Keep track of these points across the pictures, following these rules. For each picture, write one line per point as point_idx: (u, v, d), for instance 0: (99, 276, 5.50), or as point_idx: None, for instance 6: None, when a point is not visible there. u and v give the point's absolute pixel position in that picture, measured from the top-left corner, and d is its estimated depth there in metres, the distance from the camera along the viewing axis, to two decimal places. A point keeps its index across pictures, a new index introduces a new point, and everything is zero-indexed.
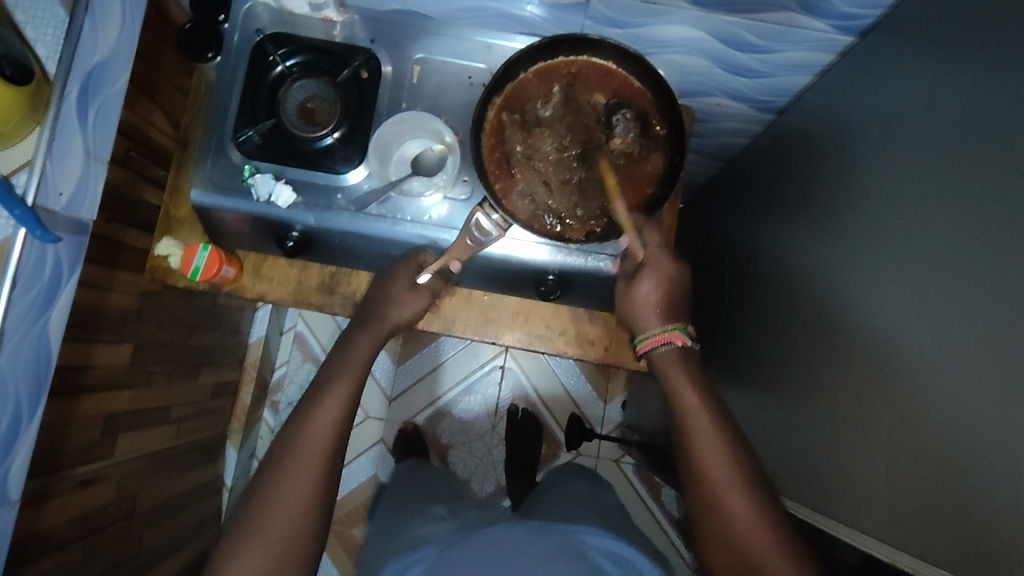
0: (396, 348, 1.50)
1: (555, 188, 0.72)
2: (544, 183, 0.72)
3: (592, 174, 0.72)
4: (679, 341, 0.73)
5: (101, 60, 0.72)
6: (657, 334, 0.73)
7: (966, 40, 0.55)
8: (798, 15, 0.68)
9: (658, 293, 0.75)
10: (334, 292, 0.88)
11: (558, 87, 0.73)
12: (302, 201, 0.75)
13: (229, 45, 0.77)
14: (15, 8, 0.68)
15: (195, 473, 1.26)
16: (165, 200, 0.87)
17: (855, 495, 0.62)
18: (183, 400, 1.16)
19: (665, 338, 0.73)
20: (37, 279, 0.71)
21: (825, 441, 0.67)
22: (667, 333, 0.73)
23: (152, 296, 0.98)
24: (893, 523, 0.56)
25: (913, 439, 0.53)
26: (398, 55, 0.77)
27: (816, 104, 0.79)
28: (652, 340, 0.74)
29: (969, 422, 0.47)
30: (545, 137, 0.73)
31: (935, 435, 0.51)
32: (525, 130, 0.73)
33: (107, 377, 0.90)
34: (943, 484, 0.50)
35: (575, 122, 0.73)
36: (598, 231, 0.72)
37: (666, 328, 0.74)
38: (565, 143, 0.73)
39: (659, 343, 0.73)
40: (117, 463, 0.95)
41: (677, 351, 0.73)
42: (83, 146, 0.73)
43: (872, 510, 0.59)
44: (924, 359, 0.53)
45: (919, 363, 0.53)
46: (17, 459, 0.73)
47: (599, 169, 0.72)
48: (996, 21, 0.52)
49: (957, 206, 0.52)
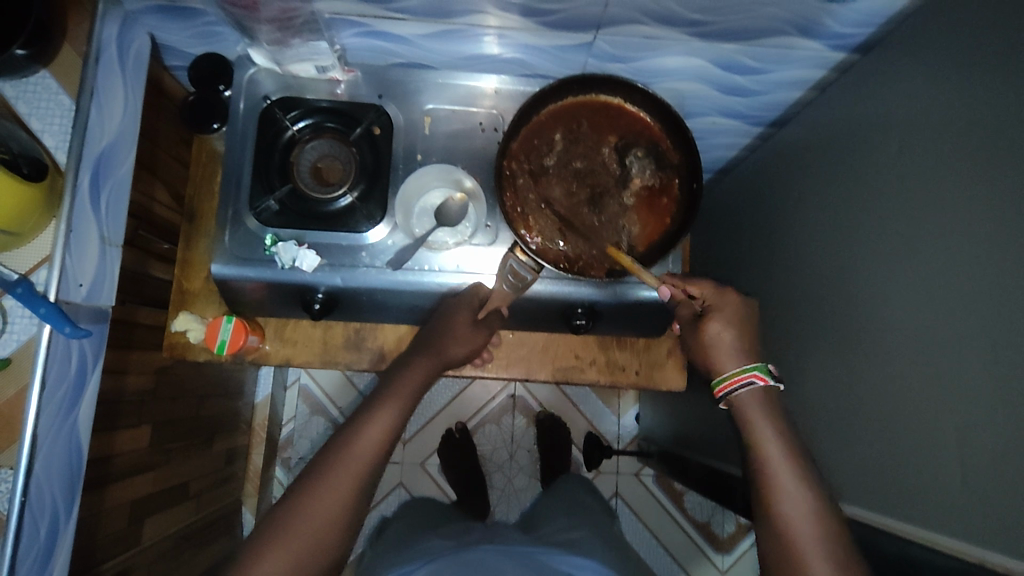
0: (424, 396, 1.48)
1: (572, 233, 0.73)
2: (561, 230, 0.73)
3: (605, 216, 0.74)
4: (763, 381, 0.68)
5: (109, 143, 0.71)
6: (737, 375, 0.68)
7: (958, 53, 0.58)
8: (796, 38, 0.71)
9: (732, 334, 0.70)
10: (361, 348, 0.88)
11: (560, 135, 0.75)
12: (327, 263, 0.75)
13: (236, 113, 0.75)
14: (17, 100, 0.66)
15: (216, 546, 1.22)
16: (177, 274, 0.85)
17: (881, 492, 0.64)
18: (200, 473, 1.12)
19: (747, 378, 0.67)
20: (65, 376, 0.68)
21: (850, 441, 0.69)
22: (748, 373, 0.68)
23: (166, 372, 0.95)
24: (924, 513, 0.58)
25: (953, 437, 0.55)
26: (408, 107, 0.78)
27: (815, 117, 0.83)
28: (734, 381, 0.68)
29: (1007, 416, 0.49)
30: (554, 186, 0.74)
31: (975, 433, 0.52)
32: (534, 181, 0.74)
33: (130, 463, 0.86)
34: (990, 479, 0.51)
35: (582, 167, 0.75)
36: (619, 267, 0.73)
37: (744, 367, 0.68)
38: (575, 190, 0.74)
39: (741, 385, 0.68)
40: (145, 549, 0.92)
41: (760, 392, 0.68)
42: (98, 234, 0.71)
43: (901, 502, 0.61)
44: (954, 359, 0.55)
45: (951, 362, 0.55)
46: (58, 565, 0.69)
47: (613, 210, 0.74)
48: (986, 34, 0.55)
49: (968, 211, 0.55)
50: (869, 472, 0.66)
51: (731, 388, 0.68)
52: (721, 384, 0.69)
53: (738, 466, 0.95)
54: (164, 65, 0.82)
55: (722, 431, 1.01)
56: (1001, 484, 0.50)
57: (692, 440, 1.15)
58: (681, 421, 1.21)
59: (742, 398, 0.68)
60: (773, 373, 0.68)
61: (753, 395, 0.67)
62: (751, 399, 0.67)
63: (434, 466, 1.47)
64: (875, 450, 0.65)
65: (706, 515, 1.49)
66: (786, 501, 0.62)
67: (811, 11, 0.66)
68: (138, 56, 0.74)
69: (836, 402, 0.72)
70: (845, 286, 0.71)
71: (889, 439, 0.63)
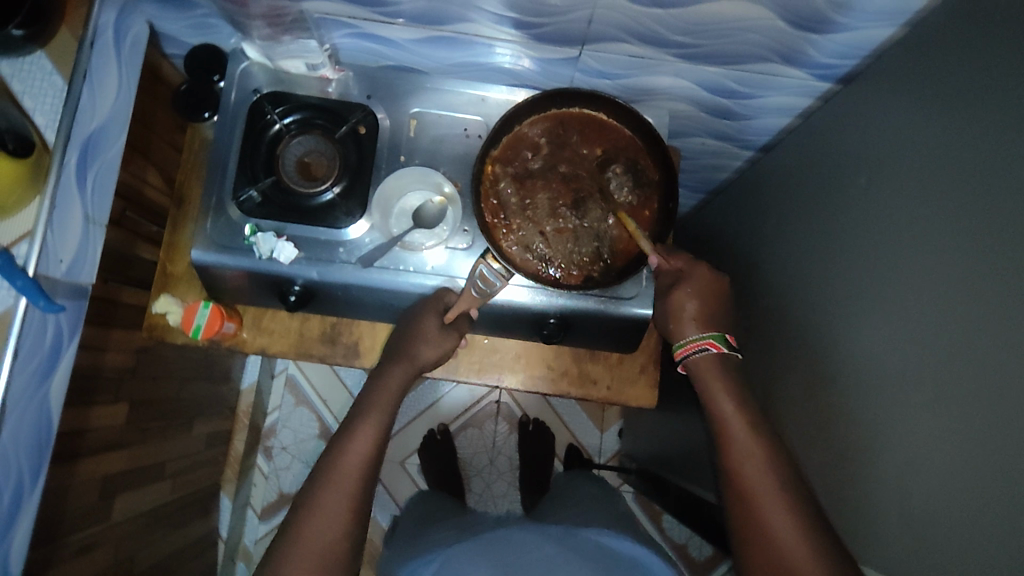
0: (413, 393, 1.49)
1: (551, 238, 0.74)
2: (541, 233, 0.74)
3: (586, 222, 0.74)
4: (716, 348, 0.73)
5: (99, 126, 0.73)
6: (692, 341, 0.73)
7: (928, 91, 0.59)
8: (779, 65, 0.73)
9: (698, 305, 0.74)
10: (336, 342, 0.89)
11: (548, 139, 0.75)
12: (305, 257, 0.76)
13: (226, 105, 0.77)
14: (12, 78, 0.68)
15: (190, 528, 1.23)
16: (162, 257, 0.86)
17: (850, 529, 0.64)
18: (178, 454, 1.14)
19: (702, 344, 0.73)
20: (39, 349, 0.70)
21: (820, 472, 0.69)
22: (702, 340, 0.73)
23: (147, 352, 0.97)
24: (888, 556, 0.58)
25: (915, 474, 0.55)
26: (395, 109, 0.79)
27: (798, 145, 0.84)
28: (689, 346, 0.74)
29: (969, 455, 0.49)
30: (538, 189, 0.75)
31: (933, 470, 0.53)
32: (518, 183, 0.75)
33: (104, 439, 0.88)
34: (943, 518, 0.51)
35: (564, 175, 0.75)
36: (595, 276, 0.74)
37: (701, 334, 0.73)
38: (559, 194, 0.75)
39: (696, 349, 0.73)
40: (115, 524, 0.93)
41: (713, 358, 0.73)
42: (83, 212, 0.73)
43: (865, 539, 0.61)
44: (920, 398, 0.55)
45: (917, 400, 0.55)
46: (19, 533, 0.71)
47: (593, 218, 0.74)
48: (956, 75, 0.56)
49: (932, 248, 0.55)
50: (834, 503, 0.66)
51: (687, 354, 0.74)
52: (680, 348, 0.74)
53: (710, 490, 0.94)
54: (164, 53, 0.85)
55: (694, 452, 1.01)
56: (958, 523, 0.50)
57: (666, 459, 1.15)
58: (658, 440, 1.21)
59: (697, 361, 0.73)
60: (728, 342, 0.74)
61: (706, 359, 0.73)
62: (706, 363, 0.73)
63: (414, 465, 1.48)
64: (844, 481, 0.65)
65: (683, 537, 1.49)
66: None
67: (793, 40, 0.68)
68: (135, 42, 0.77)
69: (805, 433, 0.72)
70: (816, 314, 0.72)
71: (854, 469, 0.63)
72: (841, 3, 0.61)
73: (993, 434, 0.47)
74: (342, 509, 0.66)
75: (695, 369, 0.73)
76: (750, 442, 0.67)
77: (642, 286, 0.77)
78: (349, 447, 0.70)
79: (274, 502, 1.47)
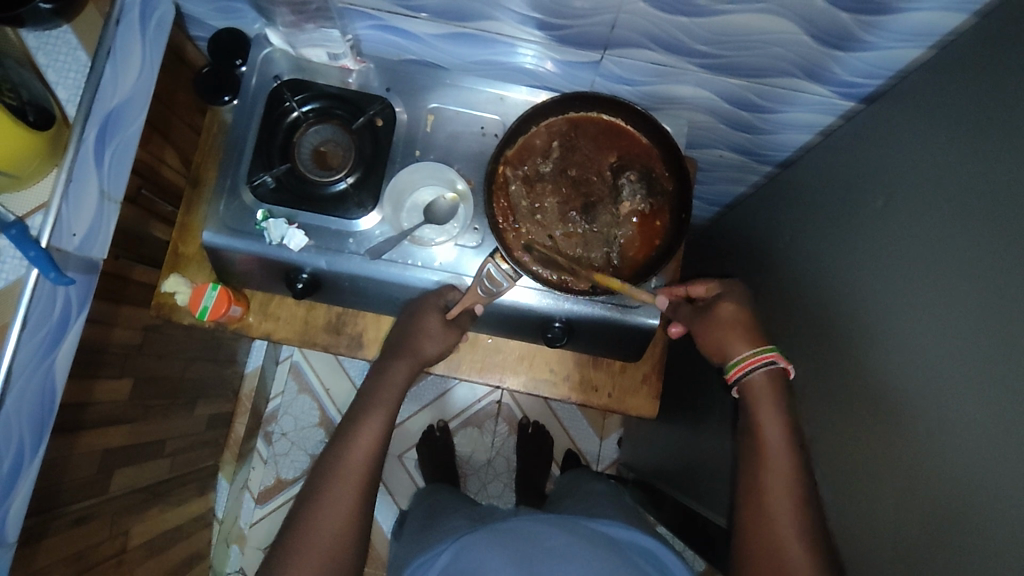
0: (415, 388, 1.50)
1: (561, 242, 0.73)
2: (550, 238, 0.73)
3: (595, 227, 0.73)
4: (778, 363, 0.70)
5: (121, 102, 0.74)
6: (755, 355, 0.70)
7: (950, 115, 0.58)
8: (802, 81, 0.73)
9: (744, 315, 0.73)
10: (341, 332, 0.90)
11: (562, 141, 0.75)
12: (314, 245, 0.75)
13: (246, 89, 0.77)
14: (38, 50, 0.70)
15: (186, 507, 1.24)
16: (174, 237, 0.87)
17: (849, 554, 0.63)
18: (179, 432, 1.14)
19: (766, 359, 0.69)
20: (47, 319, 0.70)
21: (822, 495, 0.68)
22: (765, 354, 0.70)
23: (154, 330, 0.97)
24: None
25: (920, 504, 0.54)
26: (413, 104, 0.79)
27: (815, 162, 0.83)
28: (753, 361, 0.70)
29: (974, 487, 0.49)
30: (547, 193, 0.74)
31: (938, 501, 0.52)
32: (528, 186, 0.74)
33: (106, 413, 0.88)
34: (947, 549, 0.51)
35: (577, 180, 0.75)
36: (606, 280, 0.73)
37: (764, 349, 0.70)
38: (569, 198, 0.74)
39: (762, 363, 0.69)
40: (112, 497, 0.94)
41: (771, 373, 0.70)
42: (98, 187, 0.74)
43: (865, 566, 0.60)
44: (928, 426, 0.53)
45: (925, 428, 0.54)
46: (17, 501, 0.71)
47: (604, 222, 0.74)
48: (980, 100, 0.55)
49: (945, 274, 0.55)
50: (837, 527, 0.65)
51: (748, 368, 0.70)
52: (739, 365, 0.70)
53: (706, 505, 0.93)
54: (189, 35, 0.87)
55: (691, 466, 1.00)
56: (961, 555, 0.49)
57: (663, 471, 1.15)
58: (657, 450, 1.20)
59: (756, 376, 0.69)
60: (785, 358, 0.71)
61: (763, 373, 0.70)
62: (764, 379, 0.69)
63: (411, 459, 1.48)
64: (844, 503, 0.64)
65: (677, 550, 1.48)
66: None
67: (817, 57, 0.68)
68: (160, 23, 0.78)
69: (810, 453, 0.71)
70: (824, 334, 0.71)
71: (858, 493, 0.62)
72: (868, 22, 0.61)
73: (999, 466, 0.47)
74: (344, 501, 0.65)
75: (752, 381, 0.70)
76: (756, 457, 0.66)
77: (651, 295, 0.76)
78: (346, 438, 0.70)
79: (271, 487, 1.48)
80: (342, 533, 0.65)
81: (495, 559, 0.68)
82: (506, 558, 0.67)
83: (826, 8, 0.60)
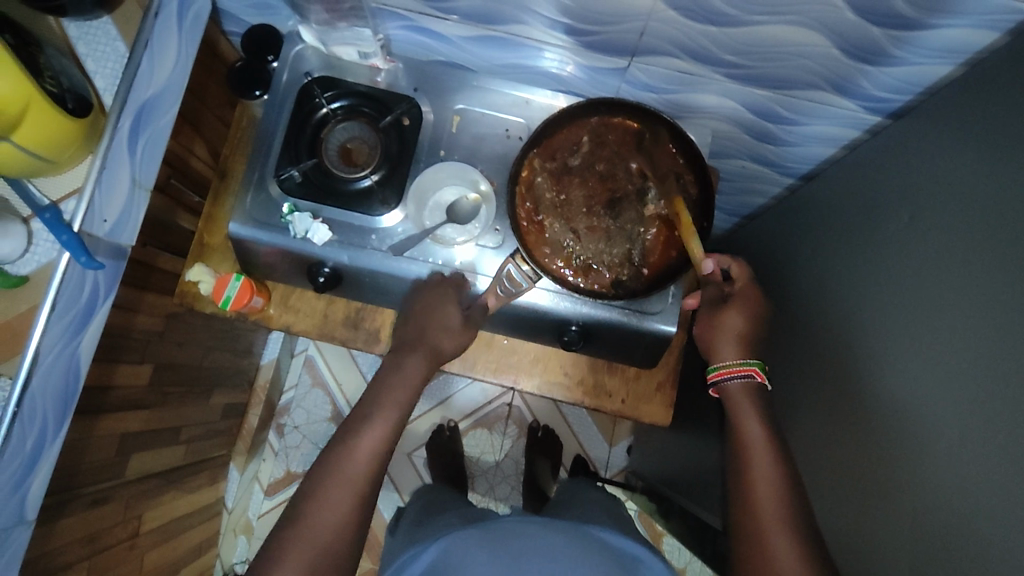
0: (425, 387, 1.50)
1: (583, 236, 0.74)
2: (572, 231, 0.74)
3: (619, 223, 0.74)
4: (758, 376, 0.73)
5: (155, 93, 0.75)
6: (736, 365, 0.73)
7: (977, 132, 0.58)
8: (831, 95, 0.73)
9: (746, 327, 0.74)
10: (359, 327, 0.91)
11: (589, 137, 0.75)
12: (337, 240, 0.76)
13: (277, 84, 0.79)
14: (78, 41, 0.72)
15: (198, 494, 1.25)
16: (200, 227, 0.89)
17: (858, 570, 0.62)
18: (196, 421, 1.16)
19: (744, 371, 0.73)
20: (74, 304, 0.71)
21: (831, 509, 0.68)
22: (746, 366, 0.73)
23: (176, 318, 0.99)
24: None
25: (929, 521, 0.54)
26: (440, 104, 0.80)
27: (838, 175, 0.83)
28: (731, 370, 0.73)
29: (985, 508, 0.48)
30: (573, 185, 0.75)
31: (950, 519, 0.51)
32: (554, 179, 0.75)
33: (127, 397, 0.90)
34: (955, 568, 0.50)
35: (603, 173, 0.75)
36: (624, 277, 0.74)
37: (746, 361, 0.73)
38: (595, 193, 0.75)
39: (738, 375, 0.73)
40: (127, 481, 0.96)
41: (752, 386, 0.73)
42: (130, 175, 0.75)
43: None
44: (944, 446, 0.53)
45: (940, 448, 0.54)
46: (36, 480, 0.72)
47: (627, 218, 0.75)
48: (1007, 120, 0.55)
49: (965, 293, 0.54)
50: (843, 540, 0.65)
51: (726, 376, 0.73)
52: (716, 371, 0.74)
53: (713, 515, 0.93)
54: (223, 29, 0.88)
55: (701, 476, 1.00)
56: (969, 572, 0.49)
57: (672, 480, 1.14)
58: (666, 458, 1.20)
59: (733, 387, 0.73)
60: (767, 372, 0.73)
61: (742, 386, 0.73)
62: (743, 389, 0.72)
63: (420, 458, 1.49)
64: (853, 518, 0.64)
65: (682, 561, 1.48)
66: (765, 548, 0.61)
67: (845, 70, 0.68)
68: (197, 17, 0.79)
69: (821, 465, 0.70)
70: (840, 347, 0.71)
71: (868, 506, 0.62)
72: (898, 37, 0.61)
73: (1009, 483, 0.47)
74: (356, 494, 0.66)
75: (730, 391, 0.73)
76: (766, 467, 0.66)
77: (669, 302, 0.77)
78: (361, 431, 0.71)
79: (281, 479, 1.49)
80: (355, 524, 0.66)
81: (501, 553, 0.68)
82: (511, 554, 0.68)
83: (858, 22, 0.60)
